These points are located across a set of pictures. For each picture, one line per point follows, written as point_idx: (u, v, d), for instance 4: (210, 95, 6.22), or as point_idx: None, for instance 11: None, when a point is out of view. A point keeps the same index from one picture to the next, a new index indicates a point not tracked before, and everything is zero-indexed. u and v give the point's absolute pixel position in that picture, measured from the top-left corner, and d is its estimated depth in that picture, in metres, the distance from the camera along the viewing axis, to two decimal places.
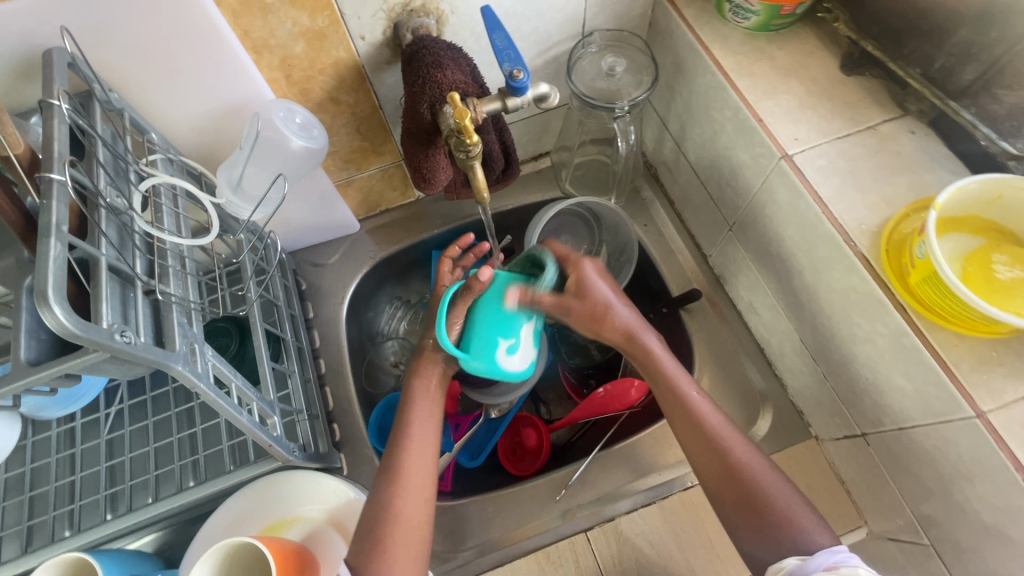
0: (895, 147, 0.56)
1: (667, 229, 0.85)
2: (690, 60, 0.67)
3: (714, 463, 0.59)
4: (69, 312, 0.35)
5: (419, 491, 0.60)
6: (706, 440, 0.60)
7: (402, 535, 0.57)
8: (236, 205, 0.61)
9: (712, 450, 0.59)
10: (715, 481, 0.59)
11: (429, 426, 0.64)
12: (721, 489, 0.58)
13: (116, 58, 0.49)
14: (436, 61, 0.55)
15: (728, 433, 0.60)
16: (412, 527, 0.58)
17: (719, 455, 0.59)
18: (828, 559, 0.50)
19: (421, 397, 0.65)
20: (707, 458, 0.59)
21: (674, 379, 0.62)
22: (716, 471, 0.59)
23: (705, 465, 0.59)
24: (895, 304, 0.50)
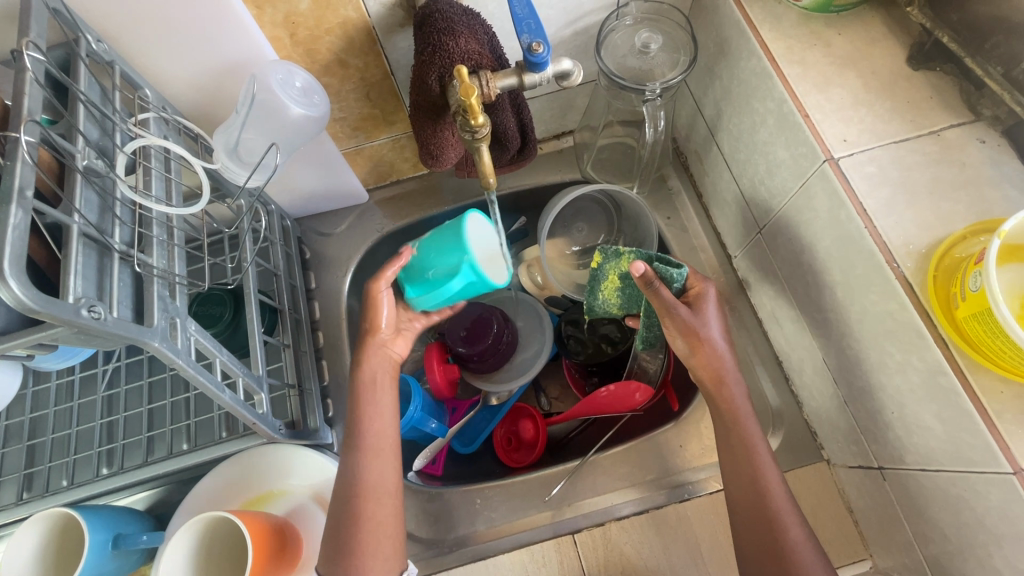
0: (960, 158, 0.50)
1: (691, 223, 0.80)
2: (735, 41, 0.60)
3: (747, 496, 0.56)
4: (25, 285, 0.33)
5: (383, 487, 0.58)
6: (742, 470, 0.57)
7: (371, 533, 0.56)
8: (232, 171, 0.57)
9: (744, 481, 0.56)
10: (739, 505, 0.56)
11: (385, 412, 0.62)
12: (745, 512, 0.56)
13: (102, 7, 0.46)
14: (448, 27, 0.50)
15: (767, 464, 0.57)
16: (383, 525, 0.57)
17: (748, 483, 0.56)
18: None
19: (375, 385, 0.63)
20: (738, 486, 0.57)
21: (740, 416, 0.58)
22: (749, 498, 0.56)
23: (734, 488, 0.57)
24: (935, 338, 0.44)
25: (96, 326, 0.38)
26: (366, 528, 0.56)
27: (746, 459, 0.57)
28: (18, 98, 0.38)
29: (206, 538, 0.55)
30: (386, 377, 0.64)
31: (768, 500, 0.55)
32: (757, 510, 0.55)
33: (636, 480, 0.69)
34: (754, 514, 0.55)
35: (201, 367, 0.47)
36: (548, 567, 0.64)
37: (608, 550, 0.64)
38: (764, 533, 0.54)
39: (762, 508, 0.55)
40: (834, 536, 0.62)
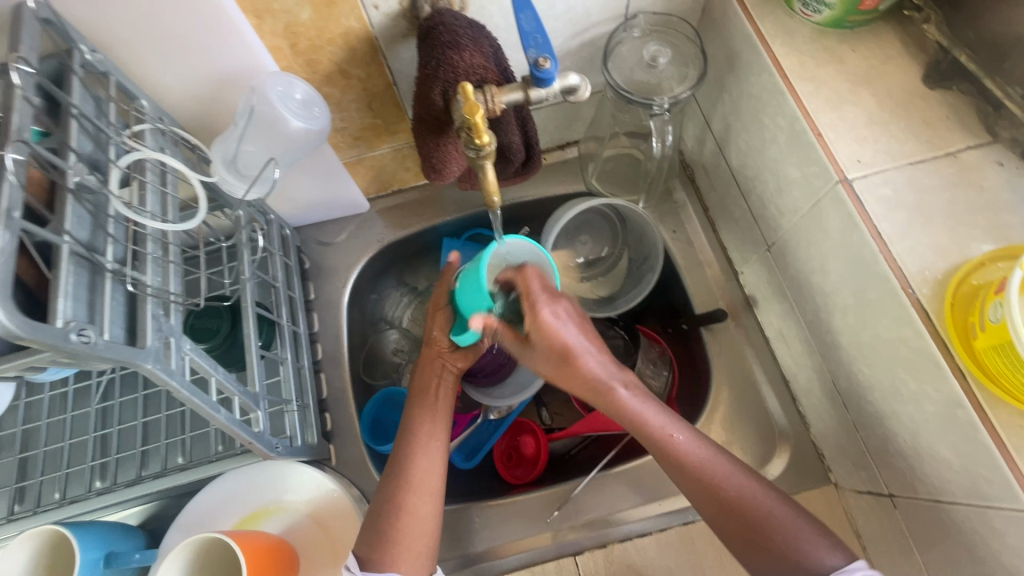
0: (977, 181, 0.48)
1: (697, 237, 0.78)
2: (746, 55, 0.59)
3: (710, 501, 0.53)
4: (11, 312, 0.32)
5: (427, 488, 0.58)
6: (682, 470, 0.54)
7: (410, 530, 0.56)
8: (231, 183, 0.56)
9: (692, 480, 0.54)
10: (714, 514, 0.53)
11: (439, 425, 0.62)
12: (722, 520, 0.52)
13: (96, 18, 0.44)
14: (453, 40, 0.49)
15: (701, 454, 0.54)
16: (422, 520, 0.57)
17: (702, 485, 0.53)
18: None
19: (431, 389, 0.64)
20: (693, 486, 0.54)
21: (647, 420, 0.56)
22: (710, 502, 0.53)
23: (693, 492, 0.54)
24: (953, 368, 0.43)
25: (86, 350, 0.36)
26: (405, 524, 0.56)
27: (673, 457, 0.54)
28: (7, 114, 0.37)
29: (199, 561, 0.54)
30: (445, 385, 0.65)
31: (731, 495, 0.52)
32: (731, 510, 0.52)
33: (638, 500, 0.67)
34: (729, 518, 0.52)
35: (195, 388, 0.46)
36: None
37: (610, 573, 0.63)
38: (751, 535, 0.51)
39: (732, 506, 0.52)
40: None
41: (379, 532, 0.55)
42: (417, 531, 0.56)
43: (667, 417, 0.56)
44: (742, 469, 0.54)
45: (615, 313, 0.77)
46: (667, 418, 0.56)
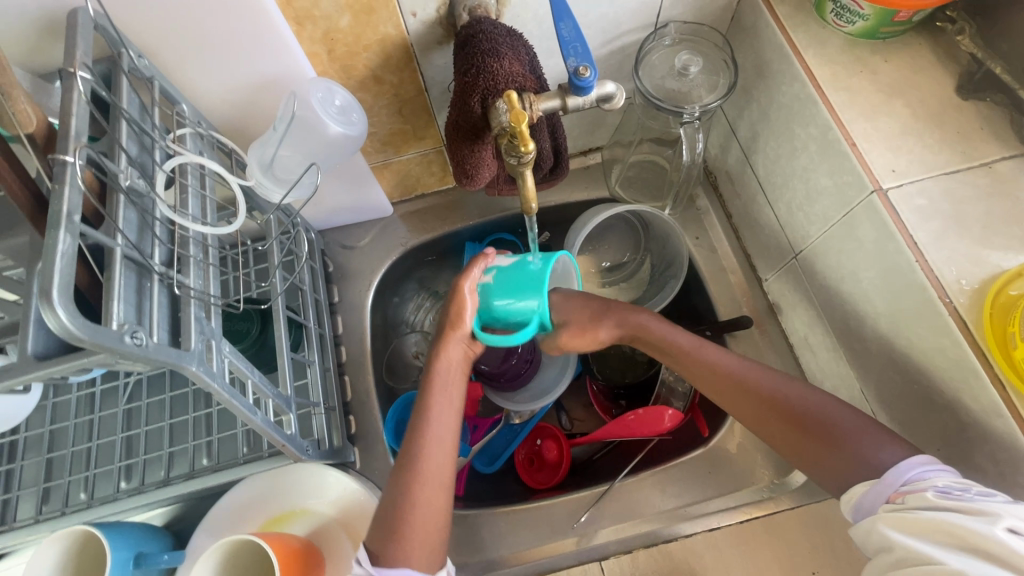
0: (1013, 191, 0.48)
1: (721, 244, 0.78)
2: (777, 64, 0.59)
3: (765, 411, 0.55)
4: (73, 315, 0.32)
5: (434, 483, 0.55)
6: (732, 387, 0.57)
7: (418, 526, 0.53)
8: (267, 187, 0.57)
9: (739, 394, 0.56)
10: (769, 426, 0.55)
11: (452, 413, 0.58)
12: (783, 427, 0.54)
13: (145, 24, 0.45)
14: (493, 48, 0.50)
15: (747, 369, 0.57)
16: (431, 517, 0.54)
17: (754, 397, 0.55)
18: (896, 482, 0.45)
19: (445, 378, 0.59)
20: (740, 403, 0.56)
21: (691, 352, 0.59)
22: (765, 409, 0.55)
23: (743, 408, 0.56)
24: (991, 376, 0.44)
25: (138, 352, 0.37)
26: (413, 518, 0.53)
27: (723, 374, 0.57)
28: (65, 118, 0.37)
29: (229, 565, 0.54)
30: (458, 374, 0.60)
31: (789, 401, 0.54)
32: (786, 417, 0.54)
33: (663, 506, 0.67)
34: (788, 425, 0.54)
35: (235, 390, 0.46)
36: None
37: None
38: (812, 438, 0.52)
39: (787, 413, 0.54)
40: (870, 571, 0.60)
41: (389, 527, 0.53)
42: (426, 525, 0.54)
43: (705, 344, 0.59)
44: (793, 378, 0.56)
45: None
46: (712, 348, 0.59)
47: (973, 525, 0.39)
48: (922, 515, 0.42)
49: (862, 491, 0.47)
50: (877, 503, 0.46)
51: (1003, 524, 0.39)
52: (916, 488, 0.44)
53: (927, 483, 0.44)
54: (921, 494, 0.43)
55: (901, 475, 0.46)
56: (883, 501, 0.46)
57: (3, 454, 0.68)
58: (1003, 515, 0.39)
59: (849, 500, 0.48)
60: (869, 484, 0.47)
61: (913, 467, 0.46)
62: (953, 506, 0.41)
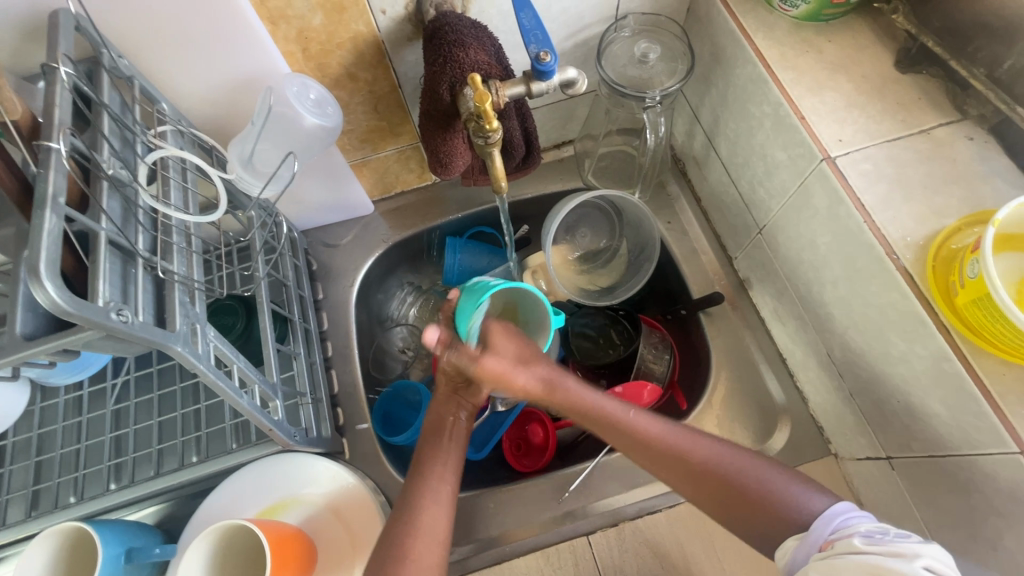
0: (951, 155, 0.52)
1: (692, 227, 0.81)
2: (730, 49, 0.63)
3: (696, 481, 0.55)
4: (61, 289, 0.34)
5: (439, 502, 0.56)
6: (660, 455, 0.56)
7: (423, 547, 0.53)
8: (247, 181, 0.59)
9: (669, 463, 0.56)
10: (705, 498, 0.55)
11: (456, 441, 0.62)
12: (713, 501, 0.55)
13: (124, 23, 0.47)
14: (458, 39, 0.53)
15: (675, 435, 0.57)
16: (433, 529, 0.54)
17: (683, 465, 0.56)
18: (824, 531, 0.48)
19: (443, 428, 0.62)
20: (677, 476, 0.56)
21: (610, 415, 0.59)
22: (693, 480, 0.55)
23: (669, 477, 0.56)
24: (938, 325, 0.46)
25: (124, 329, 0.38)
26: (416, 535, 0.54)
27: (669, 450, 0.56)
28: (49, 109, 0.39)
29: (222, 545, 0.55)
30: (459, 424, 0.63)
31: (719, 468, 0.55)
32: (714, 483, 0.55)
33: (646, 479, 0.69)
34: (716, 492, 0.54)
35: (221, 373, 0.47)
36: (564, 569, 0.64)
37: (624, 551, 0.65)
38: (739, 505, 0.53)
39: (712, 480, 0.55)
40: None
41: (384, 544, 0.53)
42: (429, 545, 0.54)
43: (628, 405, 0.60)
44: (709, 441, 0.57)
45: (616, 302, 0.80)
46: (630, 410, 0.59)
47: (895, 565, 0.40)
48: (847, 557, 0.43)
49: (794, 545, 0.49)
50: (809, 553, 0.48)
51: (921, 563, 0.40)
52: (843, 534, 0.47)
53: (851, 528, 0.47)
54: (848, 539, 0.46)
55: (827, 525, 0.48)
56: (812, 552, 0.48)
57: None
58: (921, 555, 0.41)
59: (783, 557, 0.50)
60: (799, 537, 0.49)
61: (837, 514, 0.49)
62: (875, 549, 0.43)
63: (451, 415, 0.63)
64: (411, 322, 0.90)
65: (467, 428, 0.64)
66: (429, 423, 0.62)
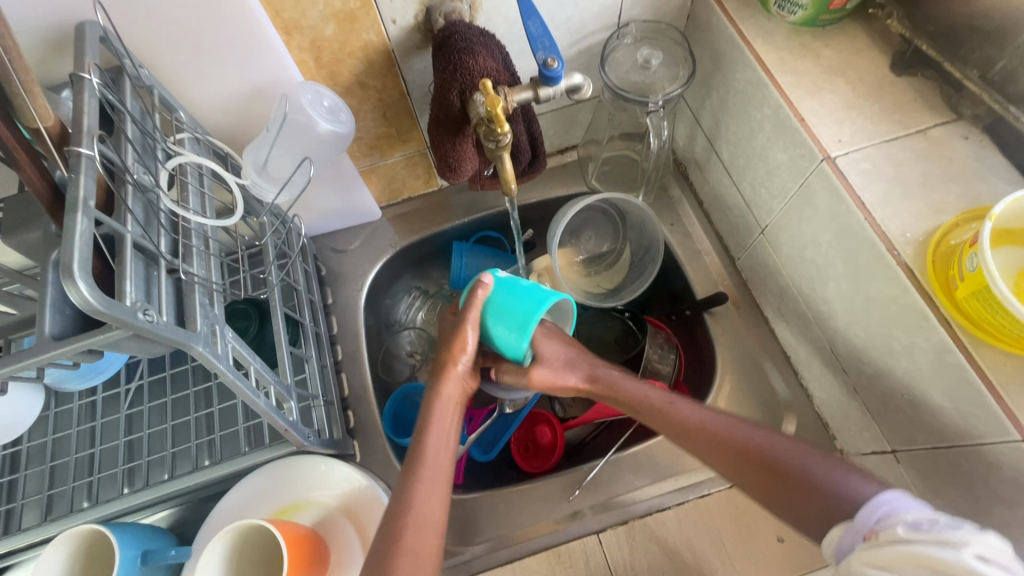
0: (947, 153, 0.53)
1: (694, 228, 0.83)
2: (730, 55, 0.65)
3: (738, 463, 0.54)
4: (93, 288, 0.35)
5: (434, 488, 0.54)
6: (711, 442, 0.56)
7: (419, 539, 0.51)
8: (261, 187, 0.60)
9: (711, 443, 0.56)
10: (760, 482, 0.53)
11: (453, 425, 0.58)
12: (768, 484, 0.53)
13: (146, 35, 0.49)
14: (468, 47, 0.54)
15: (716, 420, 0.57)
16: (429, 521, 0.52)
17: (723, 447, 0.55)
18: (869, 519, 0.45)
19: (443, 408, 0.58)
20: (718, 455, 0.55)
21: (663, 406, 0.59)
22: (737, 458, 0.54)
23: (713, 460, 0.56)
24: (939, 318, 0.47)
25: (150, 328, 0.39)
26: (411, 528, 0.51)
27: (717, 438, 0.56)
28: (78, 117, 0.40)
29: (237, 544, 0.55)
30: (456, 403, 0.60)
31: (760, 451, 0.54)
32: (761, 466, 0.53)
33: (654, 477, 0.70)
34: (763, 475, 0.53)
35: (240, 373, 0.48)
36: (575, 567, 0.65)
37: (634, 549, 0.65)
38: (788, 488, 0.52)
39: (759, 460, 0.54)
40: None
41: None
42: (425, 538, 0.51)
43: (669, 397, 0.60)
44: (757, 429, 0.56)
45: (621, 303, 0.81)
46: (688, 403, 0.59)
47: (941, 553, 0.36)
48: (891, 547, 0.40)
49: (841, 533, 0.47)
50: (858, 542, 0.45)
51: (969, 551, 0.36)
52: (887, 525, 0.43)
53: (897, 517, 0.43)
54: (892, 526, 0.42)
55: (873, 513, 0.45)
56: (858, 541, 0.45)
57: (5, 465, 0.69)
58: (970, 543, 0.36)
59: (829, 544, 0.48)
60: (845, 526, 0.46)
61: (884, 503, 0.45)
62: (922, 537, 0.39)
63: (456, 394, 0.60)
64: (419, 326, 0.90)
65: (461, 409, 0.61)
66: (435, 399, 0.58)
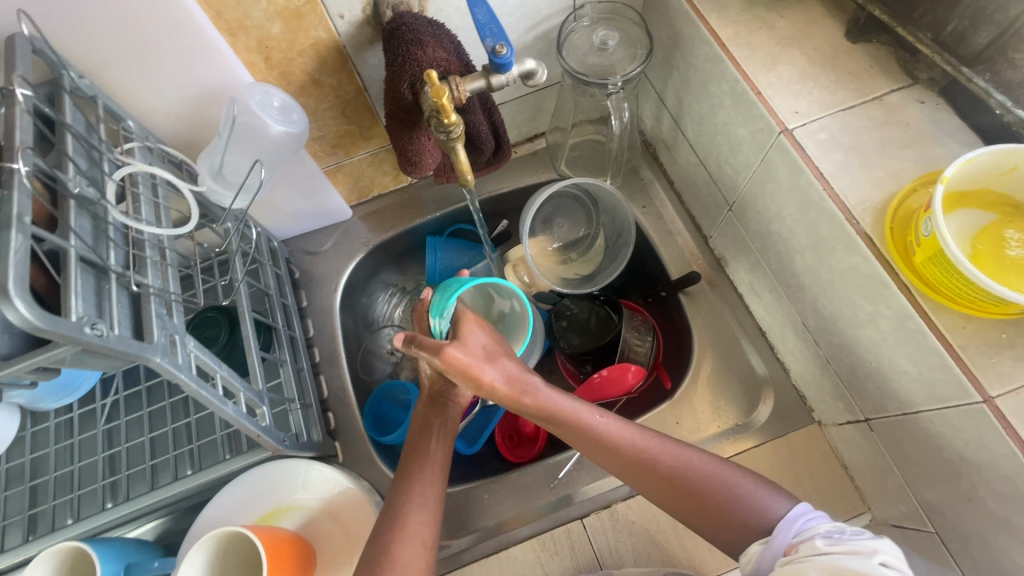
0: (903, 119, 0.53)
1: (666, 210, 0.82)
2: (687, 31, 0.64)
3: (664, 487, 0.56)
4: (31, 305, 0.34)
5: (427, 495, 0.59)
6: (628, 466, 0.57)
7: (407, 551, 0.55)
8: (218, 193, 0.60)
9: (635, 468, 0.57)
10: (667, 496, 0.56)
11: (444, 441, 0.64)
12: (678, 497, 0.56)
13: (81, 43, 0.48)
14: (416, 38, 0.54)
15: (641, 441, 0.58)
16: (416, 533, 0.56)
17: (647, 471, 0.56)
18: (787, 535, 0.49)
19: (430, 429, 0.64)
20: (651, 484, 0.56)
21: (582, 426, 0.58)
22: (659, 484, 0.56)
23: (644, 484, 0.57)
24: (899, 285, 0.47)
25: (99, 342, 0.39)
26: (401, 538, 0.55)
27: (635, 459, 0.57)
28: (10, 133, 0.40)
29: (218, 555, 0.56)
30: (444, 428, 0.65)
31: (686, 474, 0.55)
32: (676, 487, 0.55)
33: None
34: (680, 494, 0.55)
35: (203, 382, 0.48)
36: (561, 553, 0.65)
37: (618, 532, 0.66)
38: (695, 503, 0.55)
39: (676, 483, 0.55)
40: (831, 490, 0.64)
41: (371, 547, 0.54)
42: (412, 552, 0.55)
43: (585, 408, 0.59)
44: (667, 440, 0.58)
45: (596, 288, 0.81)
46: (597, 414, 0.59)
47: (856, 564, 0.41)
48: (810, 560, 0.44)
49: (759, 550, 0.50)
50: (775, 558, 0.49)
51: (878, 559, 0.41)
52: (804, 538, 0.48)
53: (811, 532, 0.48)
54: (809, 542, 0.47)
55: (789, 529, 0.50)
56: (779, 556, 0.49)
57: None
58: (878, 551, 0.42)
59: (749, 561, 0.51)
60: (762, 542, 0.50)
61: (796, 517, 0.50)
62: (837, 549, 0.44)
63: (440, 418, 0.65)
64: (398, 323, 0.89)
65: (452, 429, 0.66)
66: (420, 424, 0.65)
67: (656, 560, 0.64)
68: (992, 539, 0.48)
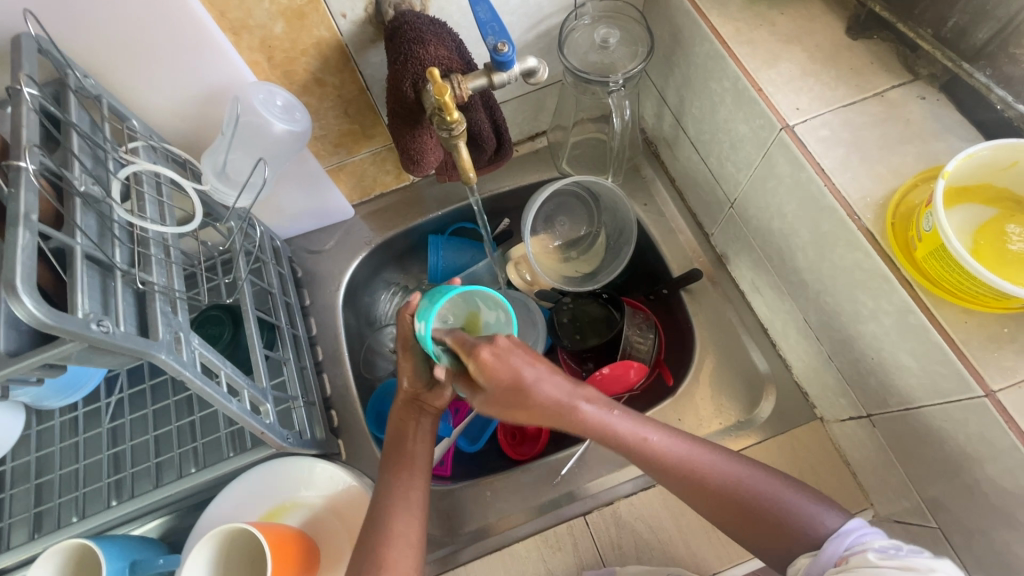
0: (905, 115, 0.53)
1: (668, 208, 0.83)
2: (688, 29, 0.64)
3: (722, 506, 0.54)
4: (38, 301, 0.35)
5: (410, 496, 0.57)
6: (685, 486, 0.55)
7: (399, 555, 0.54)
8: (221, 192, 0.60)
9: (694, 485, 0.55)
10: (725, 511, 0.55)
11: (425, 443, 0.61)
12: (733, 512, 0.54)
13: (86, 43, 0.48)
14: (418, 36, 0.54)
15: (695, 456, 0.55)
16: (402, 537, 0.55)
17: (701, 488, 0.55)
18: (839, 547, 0.48)
19: (411, 432, 0.61)
20: (704, 501, 0.55)
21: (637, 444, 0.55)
22: (716, 504, 0.55)
23: (696, 501, 0.56)
24: (900, 280, 0.48)
25: (105, 339, 0.39)
26: (389, 544, 0.54)
27: (695, 479, 0.55)
28: (17, 131, 0.40)
29: (222, 551, 0.56)
30: (423, 429, 0.62)
31: (742, 493, 0.54)
32: (731, 502, 0.54)
33: None
34: (737, 511, 0.54)
35: (208, 378, 0.48)
36: (563, 550, 0.65)
37: (620, 529, 0.66)
38: (751, 520, 0.54)
39: (734, 502, 0.54)
40: (834, 486, 0.64)
41: (375, 545, 0.54)
42: (401, 554, 0.55)
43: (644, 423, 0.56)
44: (718, 453, 0.56)
45: (598, 286, 0.81)
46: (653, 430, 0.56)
47: None
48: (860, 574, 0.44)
49: (808, 561, 0.50)
50: (824, 569, 0.48)
51: None
52: (857, 551, 0.47)
53: (864, 545, 0.47)
54: (862, 555, 0.46)
55: (842, 542, 0.49)
56: (829, 567, 0.48)
57: None
58: (935, 569, 0.41)
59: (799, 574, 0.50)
60: (813, 555, 0.50)
61: (850, 531, 0.49)
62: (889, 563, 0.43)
63: (418, 418, 0.62)
64: None
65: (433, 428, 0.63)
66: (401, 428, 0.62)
67: (659, 557, 0.64)
68: (995, 534, 0.48)
